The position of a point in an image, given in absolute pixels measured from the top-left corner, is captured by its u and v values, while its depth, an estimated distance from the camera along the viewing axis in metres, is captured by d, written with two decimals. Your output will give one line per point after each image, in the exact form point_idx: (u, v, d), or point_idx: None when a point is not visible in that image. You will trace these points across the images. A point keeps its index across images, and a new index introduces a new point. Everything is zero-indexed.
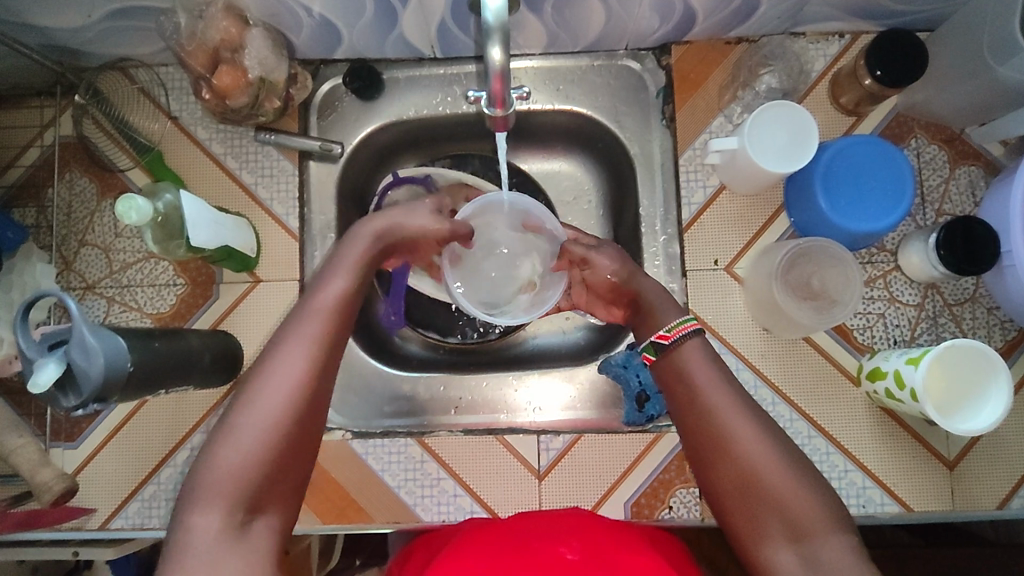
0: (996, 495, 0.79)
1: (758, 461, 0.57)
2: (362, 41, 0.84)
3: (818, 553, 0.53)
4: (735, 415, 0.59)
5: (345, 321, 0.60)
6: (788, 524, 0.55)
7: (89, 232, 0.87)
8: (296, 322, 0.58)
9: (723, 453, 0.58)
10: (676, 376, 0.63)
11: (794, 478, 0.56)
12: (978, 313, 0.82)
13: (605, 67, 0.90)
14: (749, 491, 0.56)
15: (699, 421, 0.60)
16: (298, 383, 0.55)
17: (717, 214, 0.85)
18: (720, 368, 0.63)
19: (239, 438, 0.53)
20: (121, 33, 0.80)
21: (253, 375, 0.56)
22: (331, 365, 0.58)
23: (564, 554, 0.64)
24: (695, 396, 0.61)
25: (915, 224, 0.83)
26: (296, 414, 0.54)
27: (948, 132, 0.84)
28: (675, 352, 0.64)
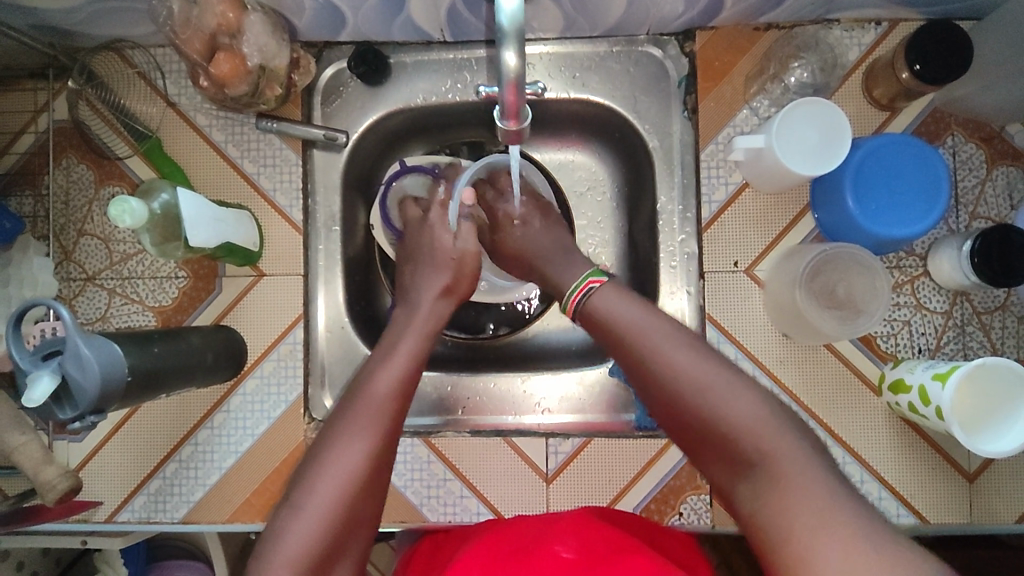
0: (1016, 509, 0.77)
1: (690, 383, 0.55)
2: (367, 23, 0.80)
3: (761, 461, 0.51)
4: (661, 340, 0.58)
5: (401, 406, 0.61)
6: (730, 442, 0.53)
7: (87, 221, 0.85)
8: (355, 407, 0.60)
9: (659, 388, 0.57)
10: (598, 322, 0.63)
11: (729, 391, 0.54)
12: (1008, 322, 0.78)
13: (625, 53, 0.85)
14: (690, 420, 0.55)
15: (631, 361, 0.59)
16: (358, 470, 0.56)
17: (738, 214, 0.81)
18: (637, 302, 0.62)
19: (300, 524, 0.54)
20: (113, 14, 0.75)
21: (313, 462, 0.57)
22: (388, 453, 0.59)
23: (559, 553, 0.62)
24: (619, 335, 0.61)
25: (948, 228, 0.79)
26: (355, 499, 0.56)
27: (987, 129, 0.79)
28: (587, 303, 0.65)
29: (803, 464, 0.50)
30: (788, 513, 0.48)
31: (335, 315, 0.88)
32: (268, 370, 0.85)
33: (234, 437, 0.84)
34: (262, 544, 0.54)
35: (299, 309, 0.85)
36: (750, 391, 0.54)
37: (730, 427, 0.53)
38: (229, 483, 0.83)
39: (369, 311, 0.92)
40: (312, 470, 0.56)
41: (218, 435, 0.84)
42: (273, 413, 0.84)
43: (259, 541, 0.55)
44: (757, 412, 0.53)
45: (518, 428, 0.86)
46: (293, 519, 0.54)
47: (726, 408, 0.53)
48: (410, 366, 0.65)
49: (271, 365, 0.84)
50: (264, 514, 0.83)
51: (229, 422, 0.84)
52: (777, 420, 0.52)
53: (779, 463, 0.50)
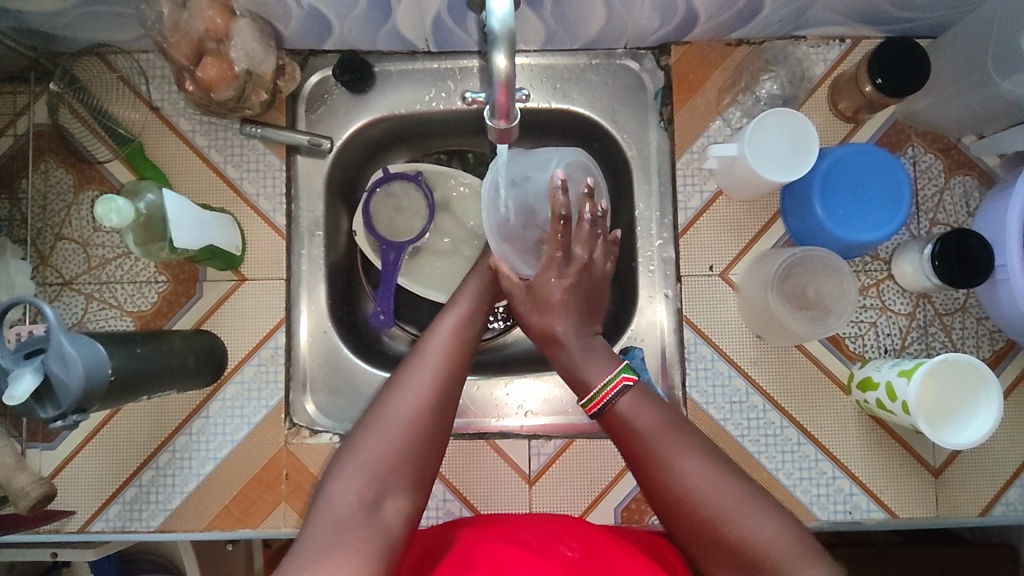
0: (980, 503, 0.80)
1: (721, 514, 0.55)
2: (353, 32, 0.81)
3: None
4: (690, 465, 0.57)
5: (467, 346, 0.63)
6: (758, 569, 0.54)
7: (65, 226, 0.84)
8: (426, 340, 0.63)
9: (684, 511, 0.56)
10: (623, 430, 0.60)
11: (760, 526, 0.55)
12: (967, 323, 0.82)
13: (604, 66, 0.88)
14: (719, 543, 0.56)
15: (655, 483, 0.57)
16: (431, 393, 0.58)
17: (713, 220, 0.84)
18: (665, 416, 0.60)
19: (376, 436, 0.55)
20: (99, 18, 0.76)
21: (389, 384, 0.59)
22: (458, 388, 0.60)
23: (563, 552, 0.64)
24: (642, 451, 0.58)
25: (910, 233, 0.83)
26: (429, 416, 0.57)
27: (944, 140, 0.83)
28: (614, 408, 0.60)
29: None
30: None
31: (318, 320, 0.88)
32: (250, 375, 0.84)
33: (214, 443, 0.83)
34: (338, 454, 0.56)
35: (282, 314, 0.85)
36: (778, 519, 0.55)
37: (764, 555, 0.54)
38: (208, 489, 0.82)
39: (351, 316, 0.92)
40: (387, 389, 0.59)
41: (198, 441, 0.83)
42: (254, 418, 0.83)
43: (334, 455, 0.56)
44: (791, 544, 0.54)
45: (501, 430, 0.86)
46: (370, 433, 0.55)
47: (762, 542, 0.54)
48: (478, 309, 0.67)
49: (253, 370, 0.84)
50: (243, 521, 0.82)
51: (208, 428, 0.83)
52: (808, 550, 0.54)
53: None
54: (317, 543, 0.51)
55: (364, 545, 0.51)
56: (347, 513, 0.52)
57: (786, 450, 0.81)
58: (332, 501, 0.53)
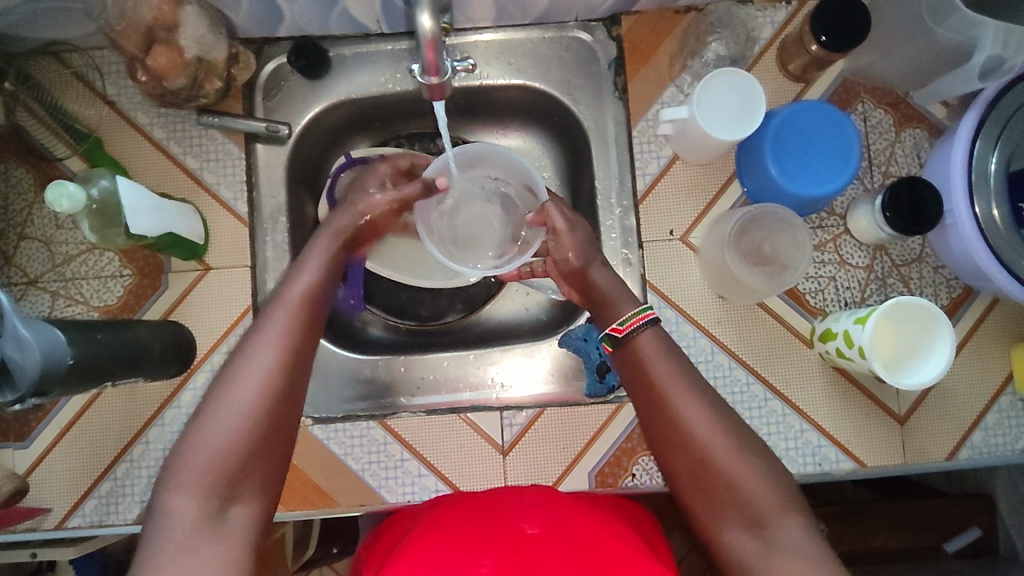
0: (946, 447, 0.82)
1: (718, 452, 0.59)
2: (304, 17, 0.82)
3: (775, 536, 0.56)
4: (694, 406, 0.60)
5: (315, 308, 0.64)
6: (743, 508, 0.58)
7: (27, 225, 0.84)
8: (270, 314, 0.62)
9: (683, 446, 0.60)
10: (638, 364, 0.64)
11: (751, 469, 0.58)
12: (924, 272, 0.83)
13: (556, 40, 0.89)
14: (709, 480, 0.59)
15: (661, 413, 0.61)
16: (269, 376, 0.58)
17: (670, 185, 0.85)
18: (678, 360, 0.64)
19: (211, 432, 0.56)
20: (48, 13, 0.77)
21: (229, 369, 0.59)
22: (302, 359, 0.61)
23: (524, 529, 0.66)
24: (655, 385, 0.62)
25: (863, 187, 0.84)
26: (270, 404, 0.57)
27: (893, 95, 0.85)
28: (634, 340, 0.65)
29: (806, 545, 0.55)
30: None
31: None
32: (219, 364, 0.84)
33: (185, 433, 0.83)
34: (172, 456, 0.56)
35: (248, 301, 0.85)
36: (769, 469, 0.59)
37: (752, 497, 0.58)
38: None
39: None
40: (225, 381, 0.58)
41: (170, 431, 0.83)
42: None
43: (170, 453, 0.57)
44: (774, 491, 0.58)
45: (472, 404, 0.87)
46: (206, 425, 0.56)
47: (750, 483, 0.58)
48: (327, 270, 0.68)
49: (222, 358, 0.84)
50: None
51: (180, 418, 0.83)
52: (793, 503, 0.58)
53: (790, 543, 0.56)
54: (165, 556, 0.52)
55: (213, 558, 0.53)
56: (190, 523, 0.53)
57: (753, 406, 0.82)
58: (172, 516, 0.53)
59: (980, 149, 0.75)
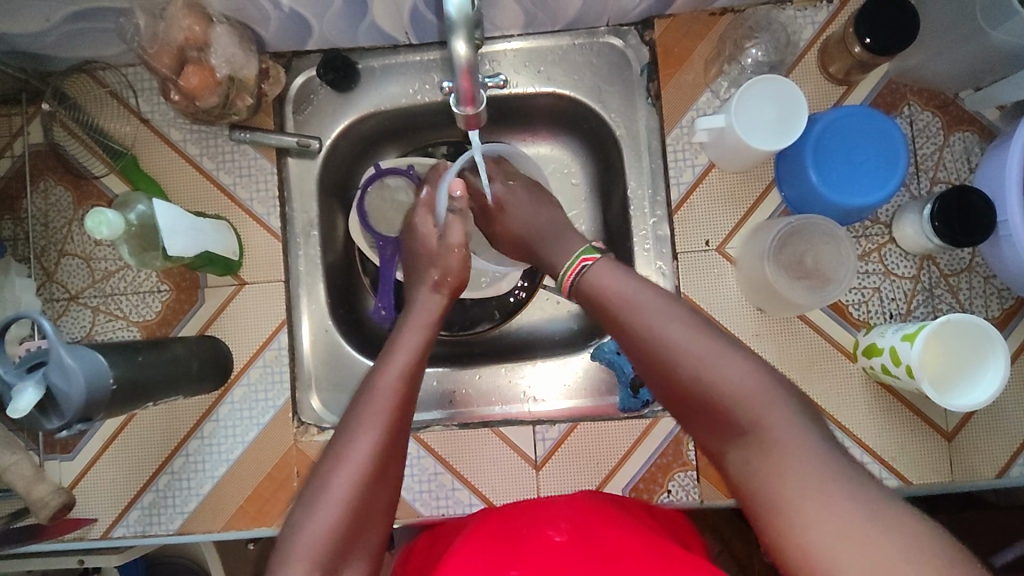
0: (996, 464, 0.79)
1: (691, 356, 0.56)
2: (333, 31, 0.82)
3: (760, 435, 0.51)
4: (656, 316, 0.60)
5: (410, 391, 0.65)
6: (725, 412, 0.53)
7: (68, 242, 0.86)
8: (367, 400, 0.63)
9: (657, 363, 0.58)
10: (596, 298, 0.66)
11: (725, 363, 0.54)
12: (974, 283, 0.80)
13: (587, 46, 0.87)
14: (686, 392, 0.56)
15: (630, 338, 0.61)
16: (373, 456, 0.59)
17: (706, 194, 0.83)
18: (636, 281, 0.64)
19: (319, 515, 0.55)
20: (83, 35, 0.77)
21: (329, 458, 0.59)
22: (398, 444, 0.62)
23: (551, 537, 0.64)
24: (619, 314, 0.62)
25: (910, 194, 0.81)
26: (371, 486, 0.58)
27: (941, 97, 0.81)
28: (584, 280, 0.68)
29: (797, 435, 0.50)
30: (779, 479, 0.48)
31: (318, 320, 0.90)
32: (255, 378, 0.85)
33: (223, 445, 0.85)
34: (282, 538, 0.55)
35: (283, 316, 0.86)
36: (750, 365, 0.54)
37: (728, 398, 0.53)
38: (223, 491, 0.84)
39: (353, 313, 0.94)
40: (330, 463, 0.59)
41: (209, 444, 0.85)
42: (262, 419, 0.85)
43: (277, 540, 0.56)
44: (753, 381, 0.53)
45: (504, 418, 0.87)
46: (313, 508, 0.56)
47: (724, 382, 0.54)
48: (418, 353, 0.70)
49: (258, 373, 0.85)
50: (259, 520, 0.83)
51: (218, 431, 0.85)
52: (778, 396, 0.52)
53: (776, 438, 0.50)
54: None
55: None
56: None
57: None
58: None
59: None
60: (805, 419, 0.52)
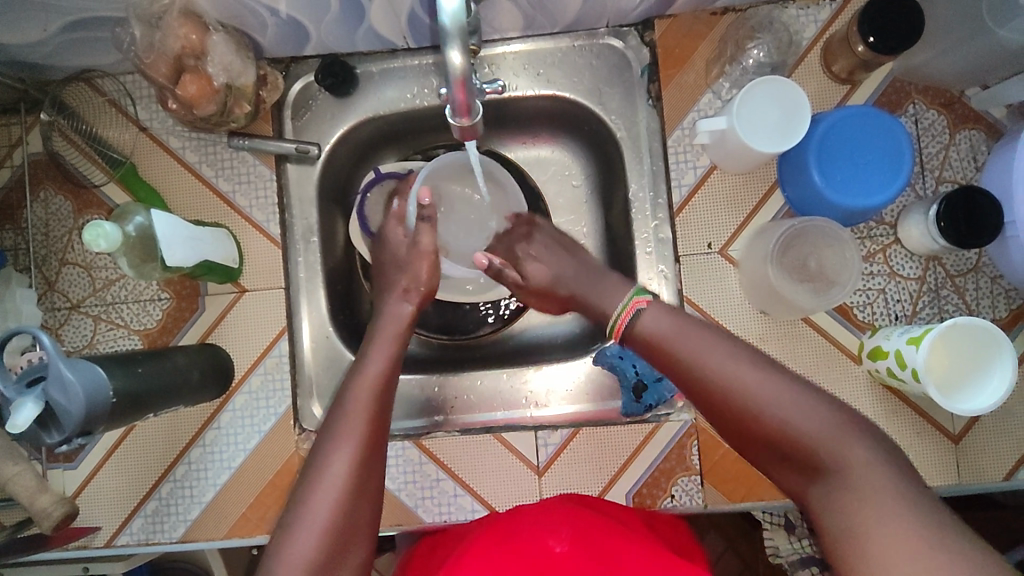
0: (1004, 467, 0.78)
1: (760, 398, 0.57)
2: (330, 36, 0.81)
3: (840, 477, 0.52)
4: (719, 362, 0.59)
5: (387, 397, 0.66)
6: (798, 453, 0.55)
7: (68, 251, 0.86)
8: (339, 419, 0.63)
9: (721, 407, 0.59)
10: (650, 344, 0.65)
11: (796, 405, 0.56)
12: (981, 283, 0.79)
13: (587, 47, 0.86)
14: (756, 436, 0.57)
15: (694, 386, 0.61)
16: (349, 471, 0.59)
17: (708, 196, 0.82)
18: (694, 325, 0.64)
19: (301, 534, 0.56)
20: (80, 44, 0.77)
21: (306, 480, 0.60)
22: (376, 452, 0.62)
23: (552, 547, 0.64)
24: (676, 359, 0.62)
25: (915, 194, 0.80)
26: (351, 500, 0.58)
27: (947, 95, 0.80)
28: (637, 326, 0.66)
29: (877, 474, 0.51)
30: (855, 516, 0.50)
31: (319, 325, 0.89)
32: (255, 386, 0.85)
33: (225, 452, 0.84)
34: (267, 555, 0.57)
35: (283, 323, 0.86)
36: (821, 405, 0.55)
37: (802, 439, 0.54)
38: (225, 498, 0.84)
39: (354, 319, 0.93)
40: (309, 479, 0.59)
41: (211, 452, 0.85)
42: (264, 426, 0.85)
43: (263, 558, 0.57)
44: (824, 420, 0.54)
45: (506, 423, 0.87)
46: (295, 527, 0.57)
47: (797, 424, 0.55)
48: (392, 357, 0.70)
49: (259, 380, 0.85)
50: (261, 527, 0.83)
51: (220, 439, 0.85)
52: (853, 431, 0.54)
53: (850, 471, 0.52)
54: None
55: None
56: None
57: None
58: None
59: None
60: (879, 454, 0.52)
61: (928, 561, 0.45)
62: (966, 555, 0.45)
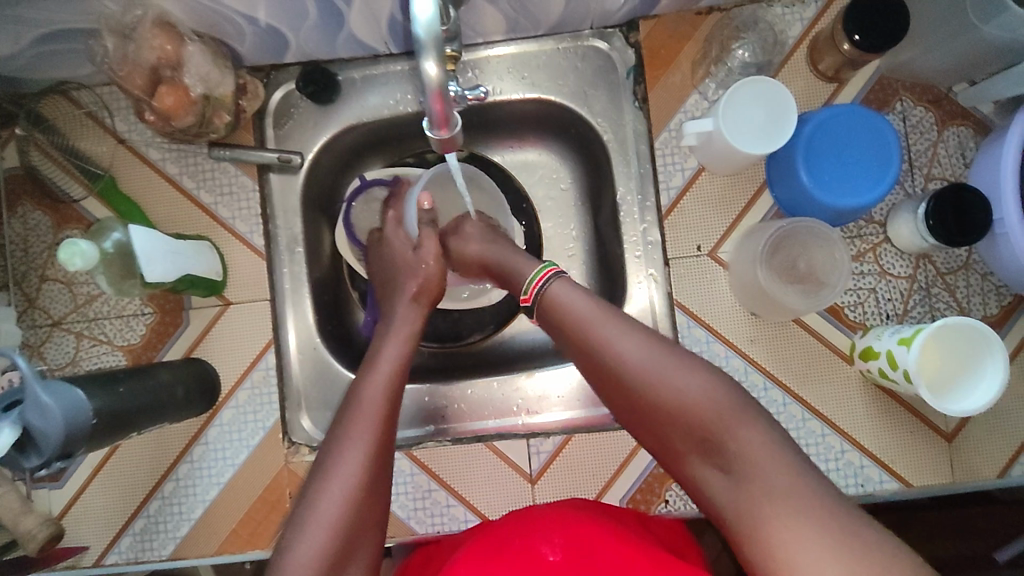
0: (997, 464, 0.78)
1: (656, 376, 0.56)
2: (310, 44, 0.80)
3: (737, 458, 0.52)
4: (615, 336, 0.59)
5: (396, 398, 0.66)
6: (695, 432, 0.54)
7: (49, 267, 0.84)
8: (351, 419, 0.62)
9: (621, 382, 0.58)
10: (556, 317, 0.64)
11: (691, 381, 0.55)
12: (971, 281, 0.79)
13: (571, 50, 0.85)
14: (654, 414, 0.57)
15: (591, 359, 0.61)
16: (362, 469, 0.59)
17: (697, 198, 0.81)
18: (594, 299, 0.63)
19: (310, 533, 0.55)
20: (54, 56, 0.75)
21: (315, 479, 0.59)
22: (387, 453, 0.62)
23: (545, 556, 0.63)
24: (574, 331, 0.61)
25: (905, 192, 0.79)
26: (361, 499, 0.58)
27: (934, 92, 0.79)
28: (545, 296, 0.65)
29: (768, 455, 0.51)
30: (756, 506, 0.49)
31: (306, 335, 0.87)
32: (243, 400, 0.84)
33: (214, 468, 0.83)
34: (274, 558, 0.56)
35: (269, 335, 0.85)
36: (718, 382, 0.55)
37: (699, 414, 0.54)
38: (215, 514, 0.83)
39: (342, 328, 0.92)
40: (319, 478, 0.59)
41: (199, 468, 0.83)
42: (252, 441, 0.84)
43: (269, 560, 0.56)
44: (719, 398, 0.54)
45: (498, 431, 0.86)
46: (304, 526, 0.56)
47: (695, 402, 0.54)
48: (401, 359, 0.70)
49: (246, 395, 0.84)
50: (252, 543, 0.82)
51: (208, 454, 0.83)
52: (747, 410, 0.54)
53: (746, 451, 0.51)
54: None
55: None
56: None
57: (791, 427, 0.79)
58: None
59: None
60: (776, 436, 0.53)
61: (826, 550, 0.45)
62: (868, 544, 0.45)
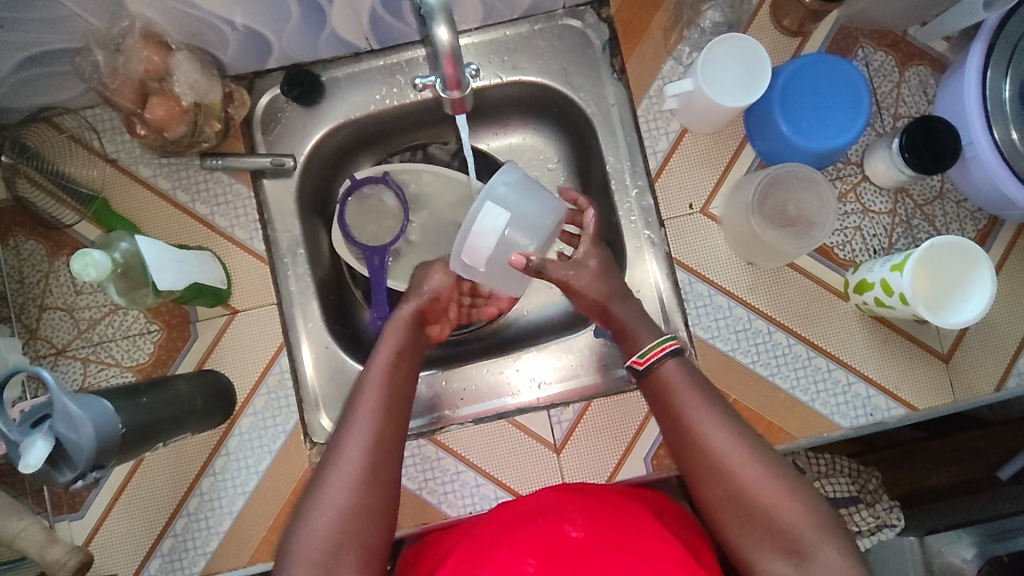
0: (993, 378, 0.82)
1: (746, 475, 0.59)
2: (293, 45, 0.81)
3: (812, 560, 0.57)
4: (718, 434, 0.61)
5: (399, 393, 0.67)
6: (778, 537, 0.58)
7: (47, 295, 0.83)
8: (352, 415, 0.64)
9: (711, 476, 0.61)
10: (663, 396, 0.65)
11: (777, 487, 0.59)
12: (948, 209, 0.83)
13: (547, 30, 0.88)
14: (740, 505, 0.59)
15: (690, 446, 0.62)
16: (362, 461, 0.61)
17: (683, 158, 0.85)
18: (703, 391, 0.64)
19: (314, 523, 0.58)
20: (39, 80, 0.76)
21: (320, 471, 0.61)
22: (390, 445, 0.63)
23: (568, 531, 0.64)
24: (678, 415, 0.64)
25: (876, 132, 0.83)
26: (364, 494, 0.60)
27: (892, 36, 0.84)
28: (657, 371, 0.66)
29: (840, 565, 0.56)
30: None
31: (315, 336, 0.87)
32: (260, 406, 0.84)
33: (237, 478, 0.83)
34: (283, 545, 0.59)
35: (280, 338, 0.85)
36: (801, 493, 0.59)
37: (787, 524, 0.58)
38: (243, 524, 0.82)
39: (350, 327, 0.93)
40: (324, 470, 0.61)
41: (223, 479, 0.83)
42: (273, 446, 0.83)
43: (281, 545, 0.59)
44: (807, 513, 0.58)
45: (517, 407, 0.87)
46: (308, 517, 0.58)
47: (780, 506, 0.58)
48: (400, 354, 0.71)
49: (263, 400, 0.84)
50: None
51: (230, 465, 0.83)
52: (827, 524, 0.58)
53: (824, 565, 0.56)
54: None
55: None
56: None
57: (798, 367, 0.82)
58: None
59: (992, 77, 0.76)
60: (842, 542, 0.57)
61: None
62: None
